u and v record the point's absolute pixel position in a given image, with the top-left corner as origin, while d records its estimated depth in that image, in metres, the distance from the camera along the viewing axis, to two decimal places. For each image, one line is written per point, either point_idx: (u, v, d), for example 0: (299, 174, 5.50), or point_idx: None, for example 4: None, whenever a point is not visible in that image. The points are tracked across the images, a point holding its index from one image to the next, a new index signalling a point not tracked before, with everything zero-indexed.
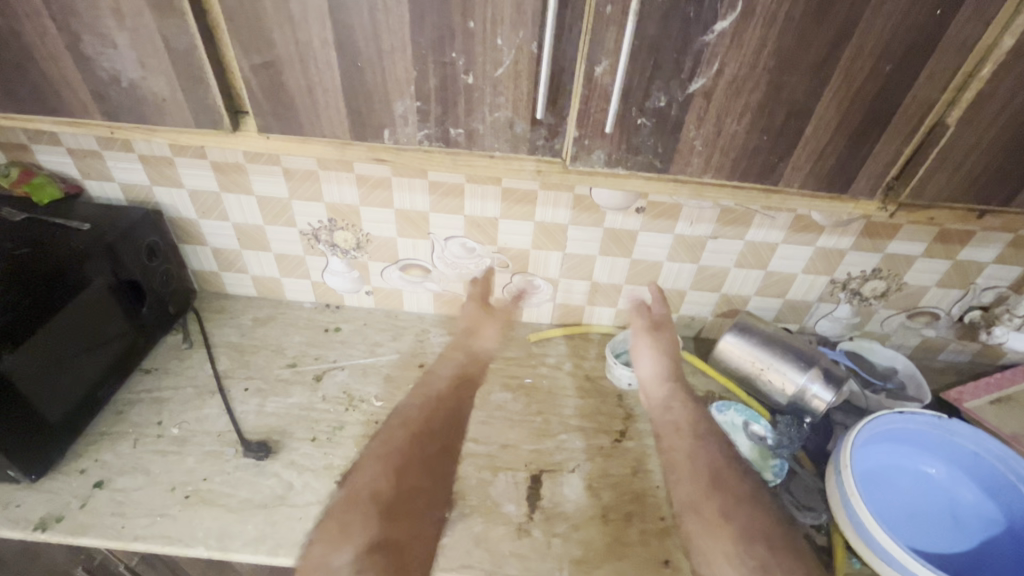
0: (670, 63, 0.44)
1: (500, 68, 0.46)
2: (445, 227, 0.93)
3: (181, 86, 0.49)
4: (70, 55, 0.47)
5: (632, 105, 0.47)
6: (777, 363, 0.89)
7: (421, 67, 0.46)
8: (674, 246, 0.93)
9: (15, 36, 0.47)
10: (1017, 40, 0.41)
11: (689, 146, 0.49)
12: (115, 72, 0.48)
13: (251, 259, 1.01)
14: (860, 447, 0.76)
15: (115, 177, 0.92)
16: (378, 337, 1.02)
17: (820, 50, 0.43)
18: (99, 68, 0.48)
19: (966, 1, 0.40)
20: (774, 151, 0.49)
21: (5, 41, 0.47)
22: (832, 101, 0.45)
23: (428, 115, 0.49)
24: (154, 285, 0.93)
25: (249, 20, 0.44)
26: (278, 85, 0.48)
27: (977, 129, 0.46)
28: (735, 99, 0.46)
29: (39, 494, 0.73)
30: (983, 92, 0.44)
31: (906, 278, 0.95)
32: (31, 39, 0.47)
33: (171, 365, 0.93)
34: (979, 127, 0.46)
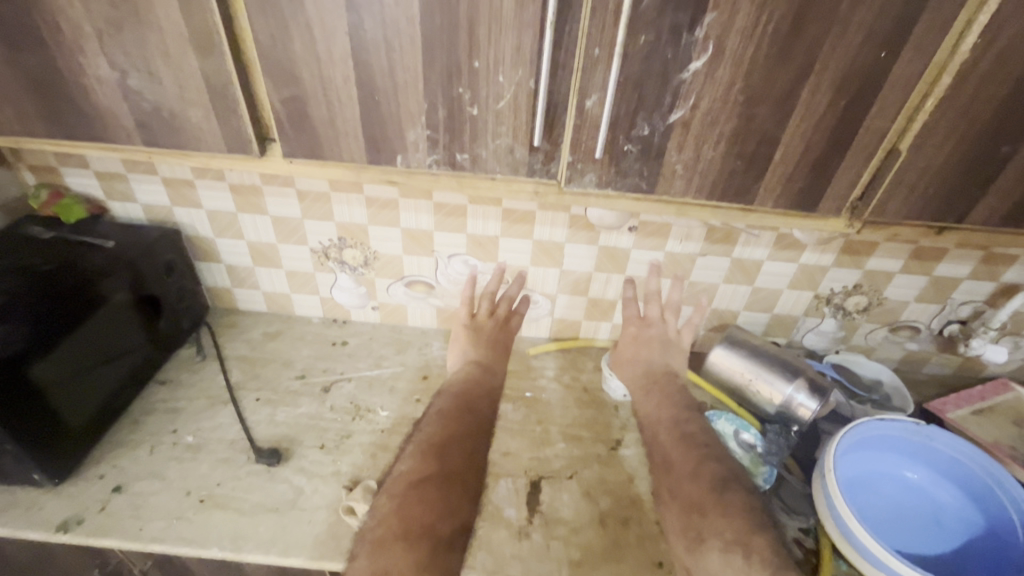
0: (651, 97, 0.50)
1: (502, 101, 0.51)
2: (448, 245, 0.98)
3: (216, 116, 0.55)
4: (119, 89, 0.53)
5: (619, 134, 0.52)
6: (765, 374, 0.93)
7: (431, 100, 0.52)
8: (665, 263, 0.98)
9: (71, 73, 0.52)
10: (955, 77, 0.47)
11: (671, 170, 0.55)
12: (157, 104, 0.54)
13: (263, 276, 1.06)
14: (843, 452, 0.80)
15: (138, 198, 0.97)
16: (384, 350, 1.06)
17: (783, 87, 0.49)
18: (143, 100, 0.54)
19: (906, 46, 0.46)
20: (748, 174, 0.54)
21: (62, 77, 0.53)
22: (796, 131, 0.51)
23: (437, 142, 0.55)
24: (171, 299, 0.97)
25: (280, 59, 0.50)
26: (304, 115, 0.54)
27: (927, 155, 0.52)
28: (711, 129, 0.52)
29: (60, 498, 0.77)
30: (928, 123, 0.50)
31: (886, 293, 1.00)
32: (85, 75, 0.53)
33: (185, 376, 0.97)
34: (929, 153, 0.52)
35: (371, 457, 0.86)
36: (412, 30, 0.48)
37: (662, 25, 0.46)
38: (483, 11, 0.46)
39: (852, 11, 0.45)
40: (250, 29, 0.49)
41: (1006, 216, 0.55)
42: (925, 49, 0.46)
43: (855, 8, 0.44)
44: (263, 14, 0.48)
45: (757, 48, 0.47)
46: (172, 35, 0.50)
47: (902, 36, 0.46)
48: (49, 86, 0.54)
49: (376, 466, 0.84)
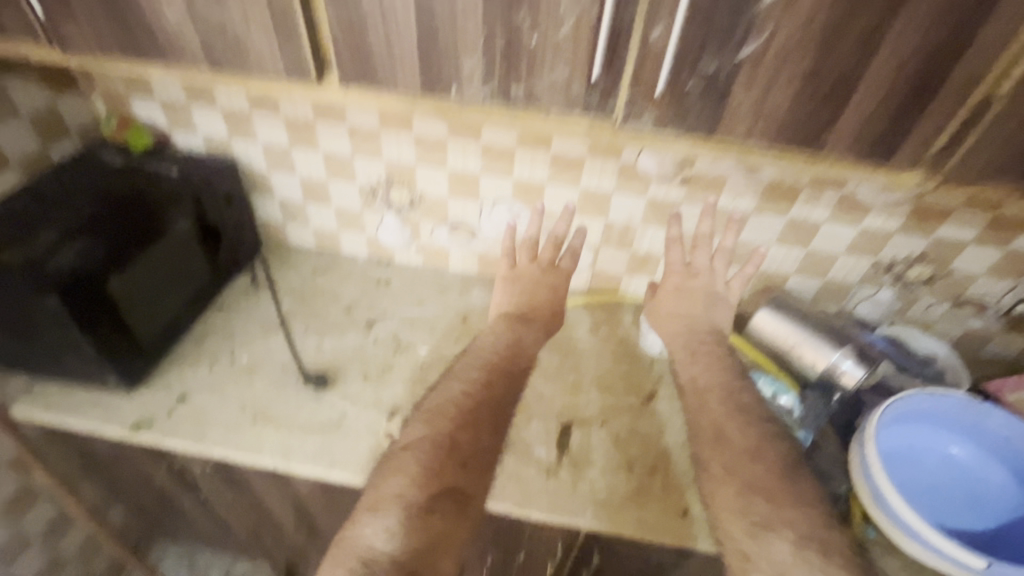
0: (722, 30, 0.47)
1: (562, 30, 0.50)
2: (494, 190, 0.98)
3: (276, 40, 0.55)
4: (187, 10, 0.54)
5: (683, 70, 0.50)
6: (811, 339, 0.90)
7: (490, 28, 0.50)
8: (716, 219, 0.95)
9: None
10: None
11: (734, 112, 0.52)
12: (221, 26, 0.55)
13: (314, 212, 1.10)
14: (886, 425, 0.78)
15: (199, 130, 1.01)
16: (425, 292, 1.09)
17: (870, 21, 0.45)
18: (209, 22, 0.55)
19: None
20: (817, 120, 0.51)
21: None
22: (879, 72, 0.47)
23: (492, 74, 0.54)
24: (230, 230, 1.02)
25: None
26: (361, 41, 0.53)
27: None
28: (782, 68, 0.48)
29: (134, 402, 0.84)
30: None
31: (954, 265, 0.93)
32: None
33: (242, 303, 1.03)
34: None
35: (411, 390, 0.90)
36: None
37: None
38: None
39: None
40: None
41: None
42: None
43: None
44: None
45: None
46: None
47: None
48: (125, 7, 0.56)
49: (415, 398, 0.89)
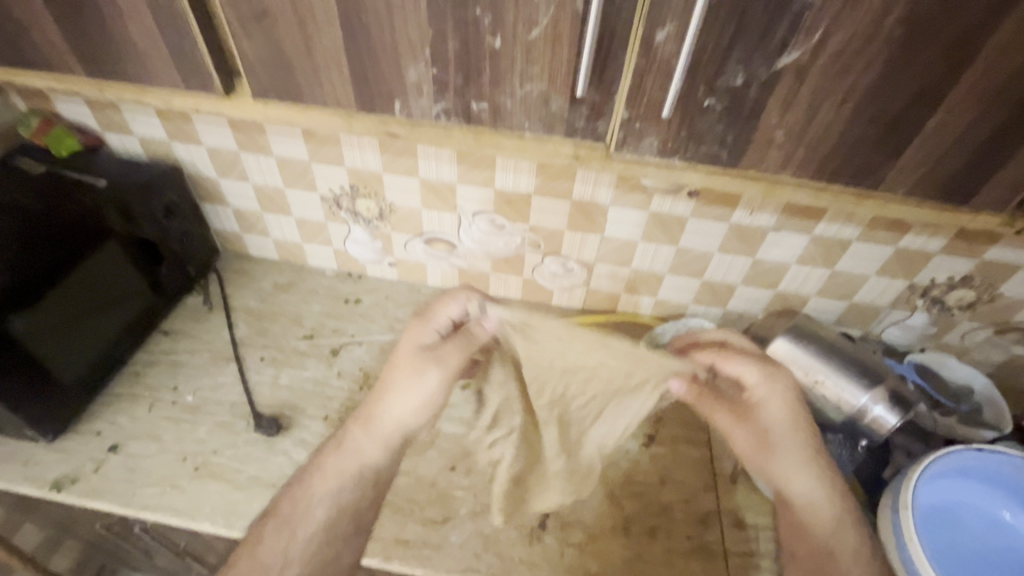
0: (755, 29, 0.34)
1: (535, 29, 0.37)
2: (473, 201, 0.85)
3: (166, 46, 0.47)
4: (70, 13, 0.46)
5: (699, 82, 0.38)
6: (837, 376, 0.78)
7: (438, 25, 0.38)
8: (728, 235, 0.82)
9: None
10: None
11: (768, 137, 0.40)
12: (108, 25, 0.46)
13: (272, 222, 0.97)
14: (927, 481, 0.67)
15: (134, 130, 0.87)
16: (399, 312, 0.97)
17: (972, 20, 0.32)
18: (96, 26, 0.46)
19: None
20: (878, 148, 0.39)
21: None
22: (973, 89, 0.35)
23: (446, 86, 0.42)
24: (172, 246, 0.89)
25: None
26: (274, 42, 0.42)
27: None
28: (838, 81, 0.36)
29: (57, 453, 0.75)
30: None
31: (1001, 289, 0.81)
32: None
33: (190, 327, 0.92)
34: None
35: None
36: None
37: None
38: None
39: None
40: None
41: None
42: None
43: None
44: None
45: None
46: None
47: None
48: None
49: None
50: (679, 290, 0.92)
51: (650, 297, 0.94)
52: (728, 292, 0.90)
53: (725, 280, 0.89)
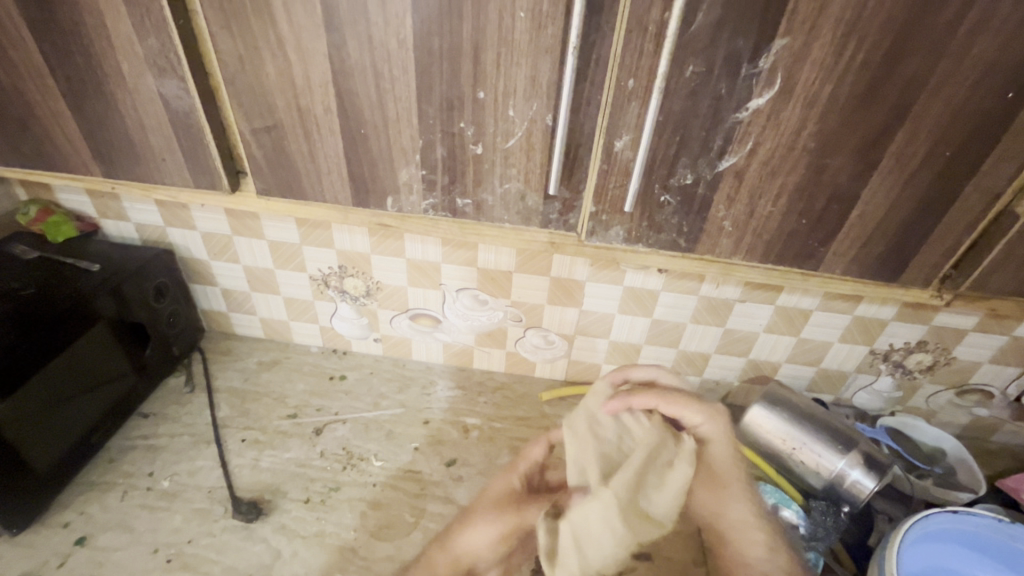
0: (697, 140, 0.42)
1: (511, 139, 0.44)
2: (456, 279, 0.90)
3: (184, 150, 0.52)
4: (92, 123, 0.51)
5: (655, 181, 0.44)
6: (812, 443, 0.81)
7: (428, 137, 0.44)
8: (698, 307, 0.87)
9: (29, 105, 0.51)
10: None
11: (718, 226, 0.47)
12: (128, 134, 0.51)
13: (260, 301, 0.99)
14: (908, 548, 0.67)
15: (130, 216, 0.91)
16: (384, 388, 0.98)
17: (869, 134, 0.41)
18: (117, 135, 0.51)
19: None
20: (814, 235, 0.46)
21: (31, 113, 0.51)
22: (880, 187, 0.43)
23: (435, 185, 0.48)
24: (160, 326, 0.91)
25: (251, 86, 0.44)
26: (281, 149, 0.47)
27: None
28: (771, 181, 0.44)
29: (20, 549, 0.72)
30: None
31: (954, 352, 0.86)
32: (49, 105, 0.50)
33: (171, 411, 0.91)
34: None
35: (360, 516, 0.78)
36: (404, 54, 0.40)
37: (714, 53, 0.38)
38: (491, 31, 0.39)
39: (969, 38, 0.36)
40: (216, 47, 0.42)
41: None
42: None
43: (972, 37, 0.36)
44: (229, 33, 0.41)
45: (838, 81, 0.39)
46: (127, 57, 0.46)
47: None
48: (30, 110, 0.51)
49: (365, 527, 0.77)
50: (657, 360, 0.95)
51: None
52: (704, 361, 0.94)
53: (700, 350, 0.93)
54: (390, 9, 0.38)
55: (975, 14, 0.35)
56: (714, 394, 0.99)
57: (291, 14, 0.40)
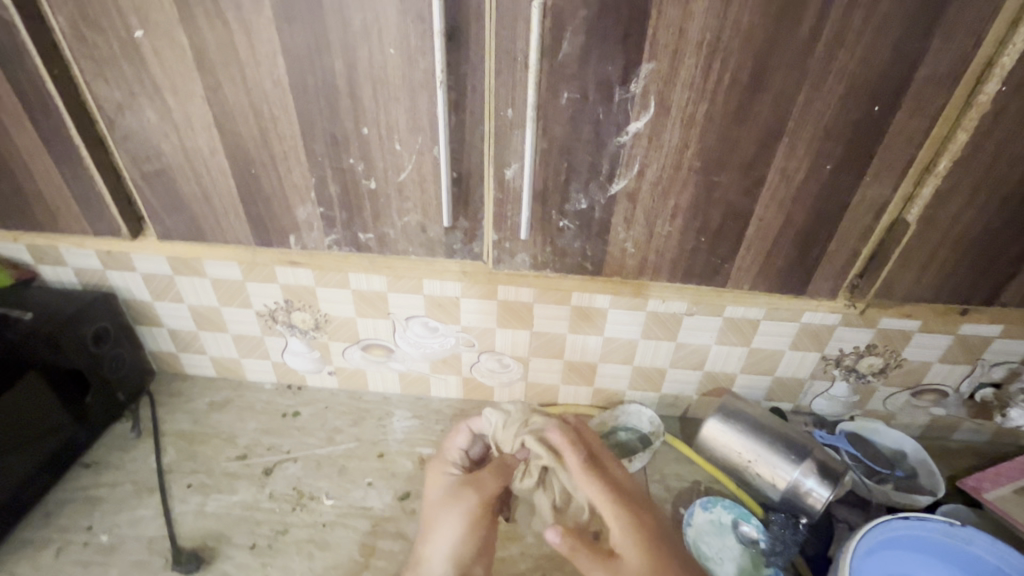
0: (585, 165, 0.53)
1: (400, 170, 0.55)
2: (405, 307, 0.88)
3: (89, 201, 0.62)
4: (20, 180, 0.61)
5: (552, 209, 0.56)
6: (767, 453, 0.80)
7: (318, 173, 0.56)
8: (648, 322, 0.86)
9: None
10: (965, 142, 0.50)
11: (619, 246, 0.59)
12: (57, 192, 0.62)
13: (209, 340, 0.95)
14: (864, 558, 0.66)
15: (68, 261, 0.87)
16: (338, 422, 0.95)
17: (751, 150, 0.52)
18: (38, 190, 0.62)
19: (898, 104, 0.49)
20: (715, 245, 0.58)
21: None
22: (768, 198, 0.54)
23: (334, 221, 0.60)
24: (102, 372, 0.88)
25: (140, 141, 0.56)
26: (172, 188, 0.59)
27: (938, 233, 0.56)
28: (665, 200, 0.55)
29: None
30: (936, 187, 0.53)
31: (905, 354, 0.87)
32: None
33: (114, 458, 0.88)
34: (940, 228, 0.55)
35: (308, 559, 0.78)
36: (279, 91, 0.51)
37: (586, 79, 0.48)
38: (364, 68, 0.49)
39: (829, 62, 0.47)
40: (95, 95, 0.53)
41: (984, 274, 0.59)
42: (918, 112, 0.49)
43: (829, 57, 0.46)
44: (107, 84, 0.52)
45: (711, 102, 0.49)
46: (46, 129, 0.57)
47: (889, 92, 0.48)
48: None
49: (311, 570, 0.77)
50: (614, 377, 0.94)
51: (587, 386, 0.96)
52: (660, 376, 0.93)
53: (655, 365, 0.92)
54: (262, 55, 0.49)
55: (826, 46, 0.46)
56: (674, 408, 0.98)
57: (165, 64, 0.51)
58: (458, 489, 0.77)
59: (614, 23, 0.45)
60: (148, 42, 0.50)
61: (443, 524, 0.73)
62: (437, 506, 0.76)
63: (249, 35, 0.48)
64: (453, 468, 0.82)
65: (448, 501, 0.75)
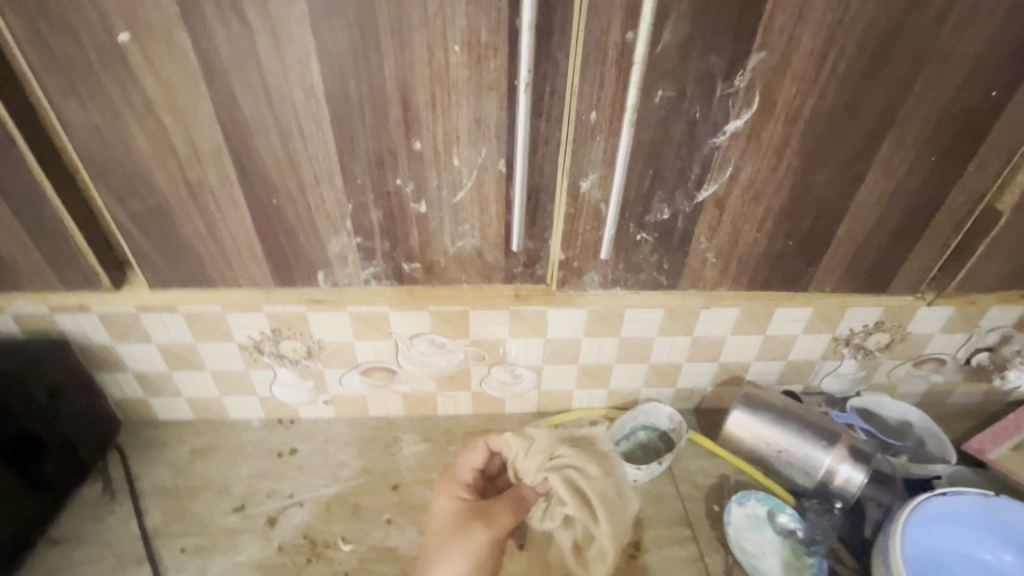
0: (675, 173, 0.51)
1: (460, 190, 0.52)
2: (408, 325, 0.80)
3: (60, 246, 0.55)
4: None
5: (632, 221, 0.54)
6: (799, 441, 0.80)
7: (358, 199, 0.53)
8: (665, 319, 0.83)
9: None
10: None
11: (701, 257, 0.58)
12: (19, 239, 0.54)
13: (185, 381, 0.84)
14: (908, 537, 0.67)
15: (4, 306, 0.72)
16: (342, 456, 0.88)
17: (858, 147, 0.51)
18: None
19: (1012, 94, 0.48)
20: (805, 246, 0.57)
21: None
22: (869, 194, 0.54)
23: (374, 252, 0.57)
24: (61, 431, 0.76)
25: (129, 173, 0.50)
26: (170, 227, 0.54)
27: (1019, 231, 0.56)
28: (758, 205, 0.54)
29: None
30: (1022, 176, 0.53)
31: (909, 327, 0.88)
32: None
33: (88, 530, 0.78)
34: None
35: None
36: (312, 104, 0.47)
37: (686, 73, 0.46)
38: (418, 68, 0.45)
39: (953, 44, 0.45)
40: (68, 120, 0.47)
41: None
42: None
43: (953, 43, 0.45)
44: (80, 104, 0.46)
45: (822, 92, 0.47)
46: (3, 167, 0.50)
47: (1008, 75, 0.47)
48: None
49: None
50: (630, 377, 0.91)
51: (602, 388, 0.92)
52: (676, 371, 0.91)
53: (672, 360, 0.89)
54: (290, 62, 0.45)
55: (952, 32, 0.45)
56: (689, 401, 0.96)
57: (164, 77, 0.45)
58: (462, 520, 0.72)
59: (724, 10, 0.43)
60: (136, 47, 0.44)
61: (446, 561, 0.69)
62: (443, 540, 0.71)
63: (277, 38, 0.44)
64: (463, 492, 0.77)
65: (455, 535, 0.71)
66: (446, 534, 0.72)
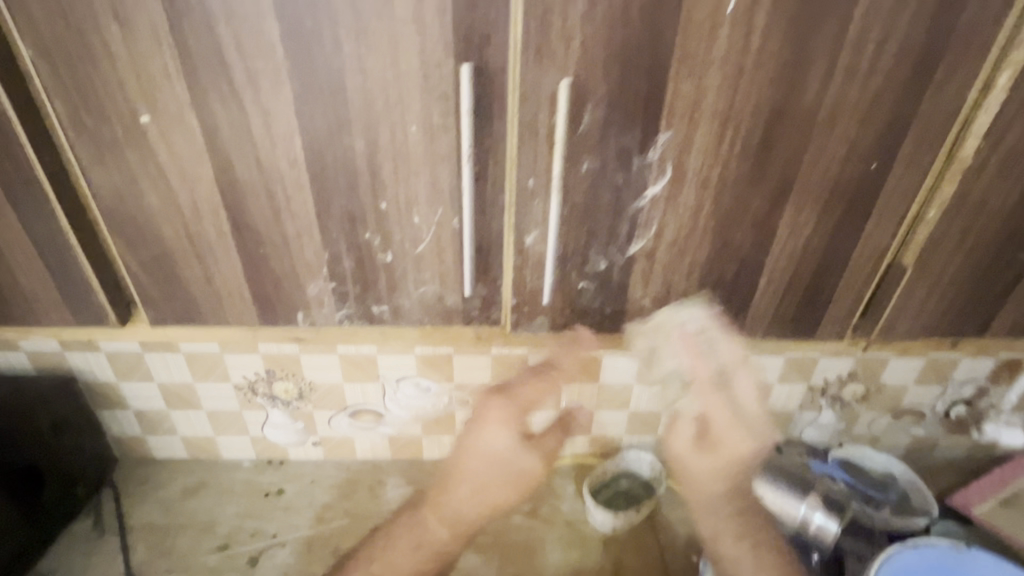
0: (604, 232, 0.57)
1: (419, 244, 0.58)
2: (396, 368, 0.84)
3: (76, 289, 0.62)
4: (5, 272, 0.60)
5: (572, 268, 0.59)
6: (773, 491, 0.83)
7: (331, 250, 0.59)
8: (644, 367, 0.86)
9: None
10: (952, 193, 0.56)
11: (639, 305, 0.63)
12: (43, 280, 0.61)
13: (181, 419, 0.88)
14: None
15: (22, 344, 0.78)
16: (327, 498, 0.90)
17: (763, 206, 0.56)
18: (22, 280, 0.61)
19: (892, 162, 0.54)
20: (732, 297, 0.62)
21: None
22: (782, 248, 0.59)
23: (348, 296, 0.62)
24: (61, 465, 0.80)
25: (139, 227, 0.57)
26: (171, 273, 0.60)
27: (929, 280, 0.61)
28: (682, 258, 0.59)
29: None
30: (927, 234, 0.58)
31: (883, 379, 0.90)
32: None
33: (76, 566, 0.80)
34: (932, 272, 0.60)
35: None
36: (295, 172, 0.54)
37: (606, 149, 0.53)
38: (386, 142, 0.53)
39: (831, 121, 0.52)
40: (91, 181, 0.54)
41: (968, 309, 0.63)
42: (912, 165, 0.55)
43: (830, 120, 0.52)
44: (104, 168, 0.54)
45: (725, 163, 0.54)
46: (34, 218, 0.57)
47: (884, 147, 0.54)
48: None
49: None
50: (613, 424, 0.93)
51: (586, 434, 0.94)
52: (658, 418, 0.92)
53: (651, 407, 0.91)
54: (280, 136, 0.52)
55: (826, 107, 0.51)
56: None
57: (173, 148, 0.53)
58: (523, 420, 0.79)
59: (632, 97, 0.51)
60: (154, 126, 0.51)
61: (495, 421, 0.79)
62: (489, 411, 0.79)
63: (267, 119, 0.51)
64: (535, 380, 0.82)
65: (515, 428, 0.78)
66: (506, 420, 0.79)
